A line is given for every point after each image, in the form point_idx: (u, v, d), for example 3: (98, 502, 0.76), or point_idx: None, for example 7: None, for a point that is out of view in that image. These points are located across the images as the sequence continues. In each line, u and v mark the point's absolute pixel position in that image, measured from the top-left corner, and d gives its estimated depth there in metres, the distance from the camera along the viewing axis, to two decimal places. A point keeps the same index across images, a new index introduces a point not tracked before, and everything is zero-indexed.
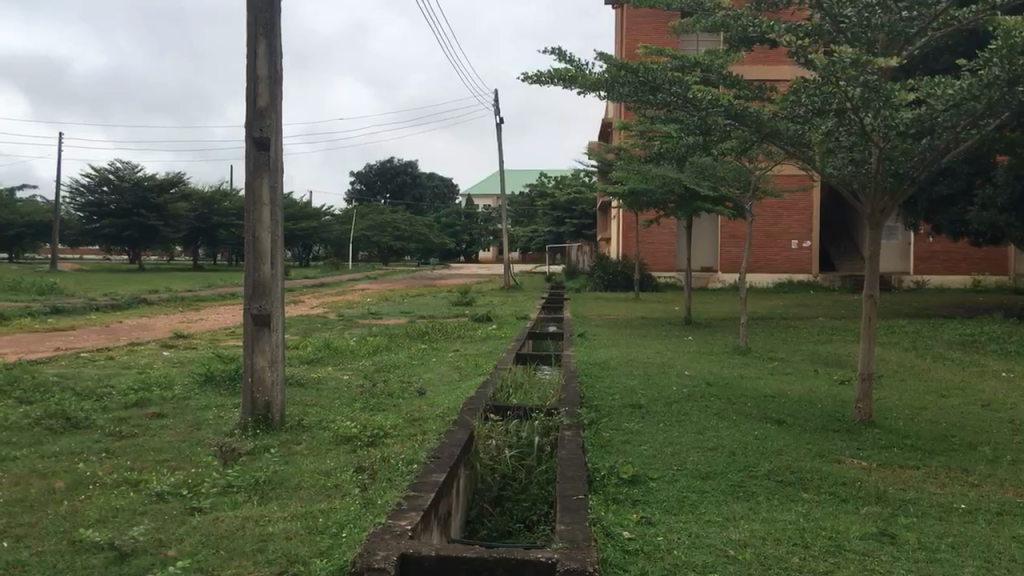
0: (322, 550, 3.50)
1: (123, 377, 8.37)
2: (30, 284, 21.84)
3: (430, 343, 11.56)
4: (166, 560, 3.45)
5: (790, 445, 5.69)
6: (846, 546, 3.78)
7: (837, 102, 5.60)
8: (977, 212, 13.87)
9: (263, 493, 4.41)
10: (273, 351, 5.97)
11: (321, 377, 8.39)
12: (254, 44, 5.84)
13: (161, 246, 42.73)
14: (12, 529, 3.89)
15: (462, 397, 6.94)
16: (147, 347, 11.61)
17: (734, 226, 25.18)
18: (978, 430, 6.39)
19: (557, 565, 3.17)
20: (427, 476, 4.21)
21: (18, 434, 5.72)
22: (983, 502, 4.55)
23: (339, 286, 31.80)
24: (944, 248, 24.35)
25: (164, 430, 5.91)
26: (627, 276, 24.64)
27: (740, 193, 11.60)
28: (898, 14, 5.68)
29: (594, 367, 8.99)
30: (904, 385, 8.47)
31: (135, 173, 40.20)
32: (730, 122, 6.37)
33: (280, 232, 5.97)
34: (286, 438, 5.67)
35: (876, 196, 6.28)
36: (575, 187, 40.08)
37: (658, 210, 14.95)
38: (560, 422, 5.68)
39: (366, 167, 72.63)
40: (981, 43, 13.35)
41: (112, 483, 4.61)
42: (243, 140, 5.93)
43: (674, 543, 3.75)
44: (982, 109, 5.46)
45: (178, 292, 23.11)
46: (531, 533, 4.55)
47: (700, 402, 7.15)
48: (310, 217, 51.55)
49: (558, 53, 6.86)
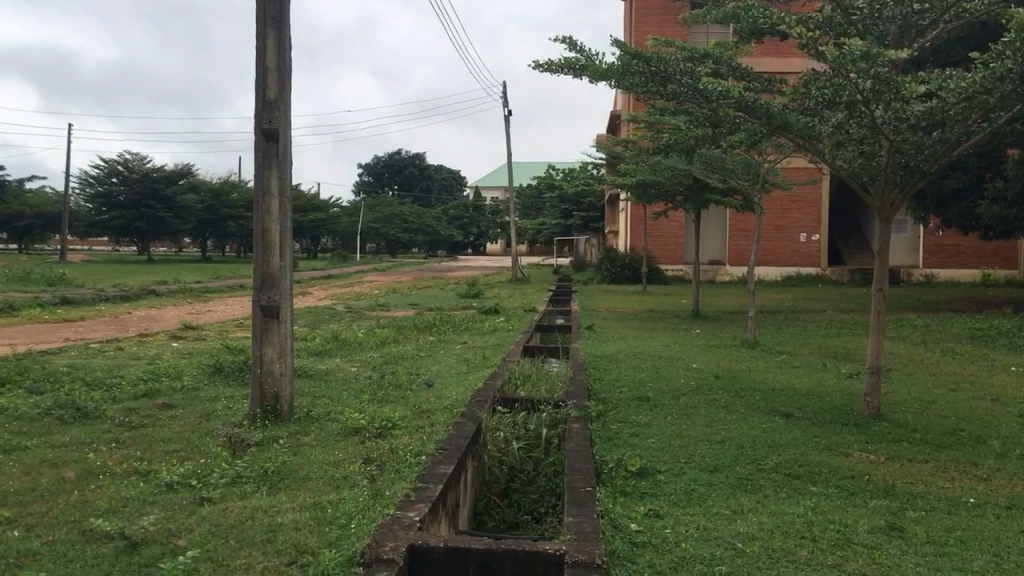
0: (332, 541, 3.51)
1: (132, 368, 8.41)
2: (40, 274, 21.93)
3: (438, 335, 11.59)
4: (176, 550, 3.47)
5: (798, 439, 5.65)
6: (855, 539, 3.78)
7: (848, 94, 5.54)
8: (988, 206, 13.77)
9: (272, 484, 4.43)
10: (282, 342, 6.00)
11: (329, 368, 8.42)
12: (263, 35, 5.82)
13: (169, 237, 42.88)
14: (24, 518, 3.91)
15: (470, 389, 6.96)
16: (155, 338, 11.65)
17: (745, 219, 24.99)
18: (986, 424, 6.36)
19: (566, 556, 3.18)
20: (435, 468, 4.22)
21: (29, 424, 5.76)
22: (993, 497, 4.52)
23: (347, 277, 31.90)
24: (954, 242, 24.22)
25: (173, 421, 5.94)
26: (635, 269, 24.66)
27: (750, 187, 11.54)
28: (911, 7, 5.61)
29: (601, 360, 8.98)
30: (914, 379, 8.43)
31: (144, 164, 40.38)
32: (742, 114, 6.32)
33: (289, 224, 5.98)
34: (294, 430, 5.69)
35: (887, 189, 6.27)
36: (584, 179, 40.03)
37: (668, 204, 14.88)
38: (568, 415, 5.70)
39: (374, 159, 72.86)
40: (994, 36, 13.21)
41: (122, 474, 4.64)
42: (253, 132, 5.92)
43: (682, 536, 3.75)
44: (994, 103, 5.42)
45: (186, 284, 23.14)
46: (540, 526, 4.59)
47: (707, 395, 7.12)
48: (318, 209, 51.63)
49: (569, 41, 6.82)
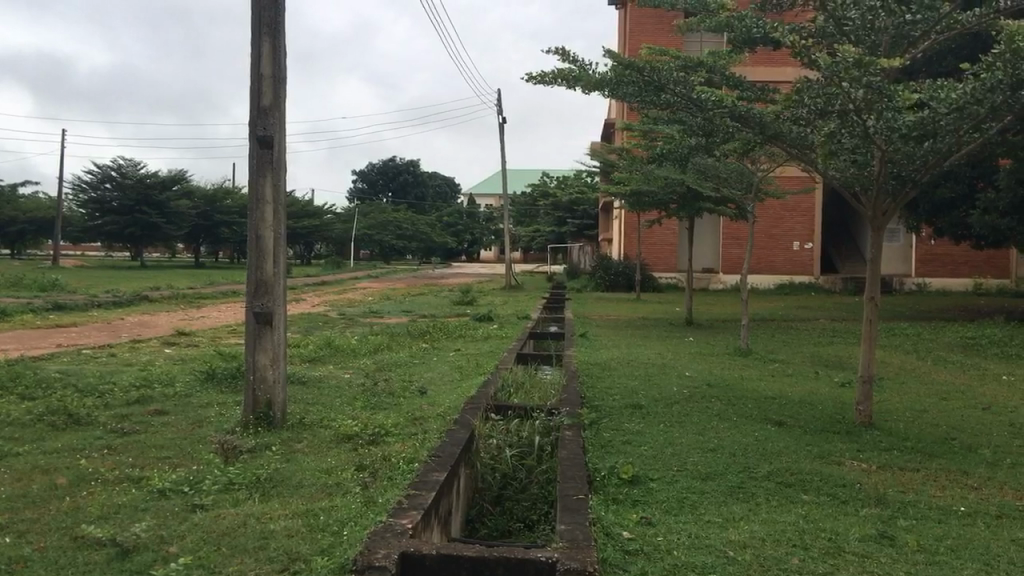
0: (324, 548, 3.51)
1: (125, 374, 8.39)
2: (32, 279, 21.81)
3: (432, 342, 11.56)
4: (168, 556, 3.46)
5: (791, 447, 5.68)
6: (846, 547, 3.80)
7: (840, 103, 5.60)
8: (980, 215, 13.82)
9: (265, 490, 4.43)
10: (275, 349, 5.99)
11: (323, 375, 8.39)
12: (258, 44, 5.84)
13: (162, 243, 42.70)
14: (14, 524, 3.90)
15: (464, 397, 6.95)
16: (148, 344, 11.60)
17: (738, 228, 25.11)
18: (977, 433, 6.40)
19: (558, 564, 3.19)
20: (427, 475, 4.22)
21: (22, 430, 5.74)
22: (983, 505, 4.55)
23: (341, 284, 31.90)
24: (946, 251, 24.35)
25: (166, 427, 5.93)
26: (629, 277, 24.72)
27: (744, 195, 11.57)
28: (904, 16, 5.72)
29: (595, 368, 9.00)
30: (906, 387, 8.46)
31: (138, 170, 40.24)
32: (735, 124, 6.37)
33: (284, 231, 5.99)
34: (288, 436, 5.69)
35: (878, 198, 6.33)
36: (579, 187, 40.06)
37: (663, 213, 14.91)
38: (561, 422, 5.71)
39: (369, 166, 72.90)
40: (985, 46, 13.33)
41: (115, 480, 4.62)
42: (248, 140, 5.94)
43: (674, 544, 3.76)
44: (984, 114, 5.47)
45: (179, 289, 23.11)
46: (532, 534, 4.61)
47: (699, 403, 7.16)
48: (313, 216, 51.57)
49: (562, 51, 6.86)
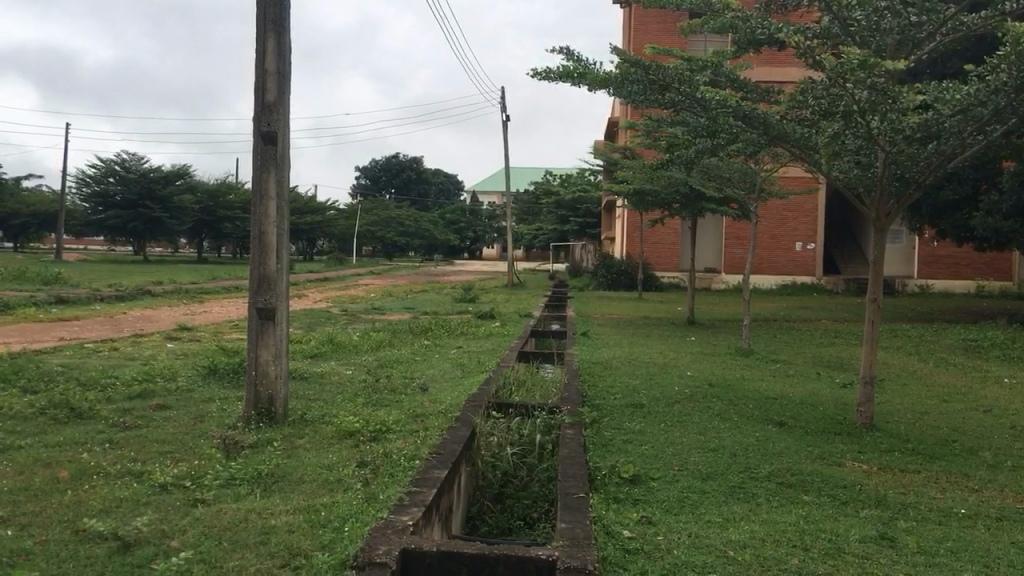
0: (324, 544, 3.52)
1: (127, 368, 8.39)
2: (36, 272, 21.85)
3: (433, 339, 11.56)
4: (168, 551, 3.47)
5: (792, 447, 5.68)
6: (846, 548, 3.80)
7: (845, 104, 5.58)
8: (983, 217, 13.81)
9: (265, 486, 4.45)
10: (276, 345, 6.00)
11: (325, 371, 8.39)
12: (263, 41, 5.83)
13: (166, 238, 42.76)
14: (16, 518, 3.91)
15: (464, 394, 6.94)
16: (150, 338, 11.57)
17: (739, 228, 25.11)
18: (979, 435, 6.39)
19: (558, 562, 3.20)
20: (429, 472, 4.22)
21: (23, 424, 5.74)
22: (983, 508, 4.55)
23: (343, 280, 31.97)
24: (949, 252, 24.32)
25: (168, 422, 5.94)
26: (631, 275, 24.72)
27: (745, 195, 11.58)
28: (909, 18, 5.68)
29: (596, 366, 9.01)
30: (907, 390, 8.43)
31: (141, 164, 40.31)
32: (739, 123, 6.33)
33: (287, 226, 6.00)
34: (288, 432, 5.69)
35: (882, 200, 6.31)
36: (582, 186, 40.06)
37: (665, 212, 14.88)
38: (561, 421, 5.69)
39: (371, 163, 72.71)
40: (989, 47, 13.29)
41: (116, 474, 4.63)
42: (251, 135, 5.93)
43: (673, 543, 3.77)
44: (988, 116, 5.46)
45: (181, 285, 23.14)
46: (532, 532, 4.61)
47: (701, 403, 7.15)
48: (315, 212, 51.57)
49: (567, 50, 6.83)
